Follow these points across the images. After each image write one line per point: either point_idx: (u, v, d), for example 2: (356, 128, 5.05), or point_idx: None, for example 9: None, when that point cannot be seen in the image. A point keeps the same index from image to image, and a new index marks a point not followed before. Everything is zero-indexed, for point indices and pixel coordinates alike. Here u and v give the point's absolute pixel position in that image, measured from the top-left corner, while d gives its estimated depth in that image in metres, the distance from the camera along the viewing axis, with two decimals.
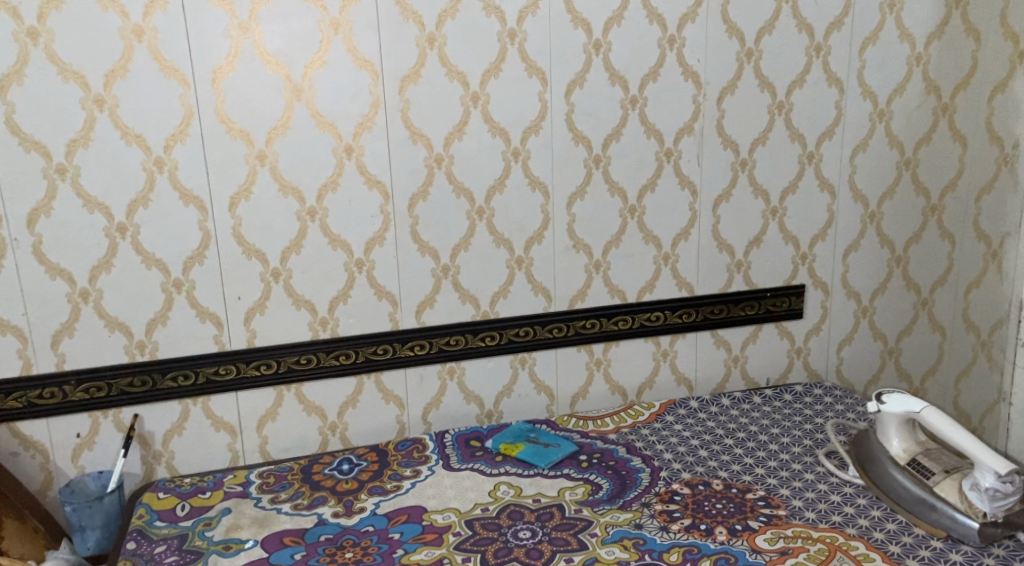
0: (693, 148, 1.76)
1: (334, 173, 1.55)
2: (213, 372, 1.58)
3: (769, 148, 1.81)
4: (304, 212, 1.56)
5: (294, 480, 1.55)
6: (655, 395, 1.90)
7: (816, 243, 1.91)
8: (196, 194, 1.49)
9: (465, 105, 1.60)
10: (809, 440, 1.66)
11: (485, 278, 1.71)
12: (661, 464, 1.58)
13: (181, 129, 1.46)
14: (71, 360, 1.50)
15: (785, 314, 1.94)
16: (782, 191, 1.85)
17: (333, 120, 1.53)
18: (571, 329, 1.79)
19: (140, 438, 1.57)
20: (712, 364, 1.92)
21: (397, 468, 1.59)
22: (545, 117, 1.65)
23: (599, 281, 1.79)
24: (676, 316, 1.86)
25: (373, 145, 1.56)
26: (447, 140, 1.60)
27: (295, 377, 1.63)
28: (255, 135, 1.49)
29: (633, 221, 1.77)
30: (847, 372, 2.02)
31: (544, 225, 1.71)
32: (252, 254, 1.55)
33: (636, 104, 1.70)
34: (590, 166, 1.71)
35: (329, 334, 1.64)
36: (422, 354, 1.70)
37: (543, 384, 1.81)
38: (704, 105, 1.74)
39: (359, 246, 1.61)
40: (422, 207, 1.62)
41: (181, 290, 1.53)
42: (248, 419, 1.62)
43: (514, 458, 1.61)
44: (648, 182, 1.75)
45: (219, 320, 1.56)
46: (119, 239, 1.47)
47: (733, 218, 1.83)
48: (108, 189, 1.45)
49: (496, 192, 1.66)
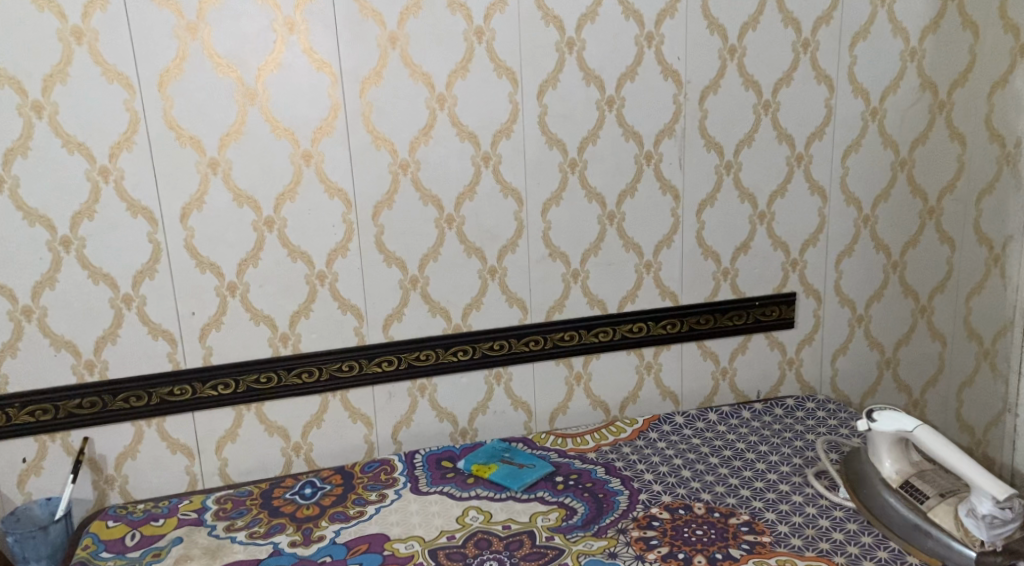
0: (674, 151, 1.67)
1: (292, 181, 1.47)
2: (167, 392, 1.50)
3: (755, 150, 1.72)
4: (260, 222, 1.48)
5: (253, 506, 1.47)
6: (639, 410, 1.81)
7: (807, 248, 1.82)
8: (145, 205, 1.41)
9: (431, 108, 1.51)
10: (799, 458, 1.56)
11: (456, 289, 1.62)
12: (641, 485, 1.49)
13: (127, 137, 1.38)
14: (15, 381, 1.42)
15: (776, 323, 1.85)
16: (770, 194, 1.76)
17: (290, 126, 1.45)
18: (548, 342, 1.70)
19: (91, 463, 1.49)
20: (699, 377, 1.83)
21: (362, 492, 1.50)
22: (517, 120, 1.56)
23: (577, 291, 1.70)
24: (660, 327, 1.77)
25: (332, 151, 1.48)
26: (412, 145, 1.52)
27: (255, 396, 1.55)
28: (206, 141, 1.41)
29: (612, 227, 1.68)
30: (841, 383, 1.93)
31: (518, 234, 1.63)
32: (206, 267, 1.47)
33: (613, 105, 1.61)
34: (566, 171, 1.62)
35: (290, 350, 1.56)
36: (391, 370, 1.62)
37: (520, 400, 1.72)
38: (686, 106, 1.65)
39: (321, 257, 1.53)
40: (387, 215, 1.54)
41: (132, 306, 1.45)
42: (206, 440, 1.54)
43: (486, 481, 1.53)
44: (627, 187, 1.67)
45: (172, 338, 1.48)
46: (63, 253, 1.39)
47: (718, 224, 1.74)
48: (49, 201, 1.37)
49: (466, 199, 1.58)
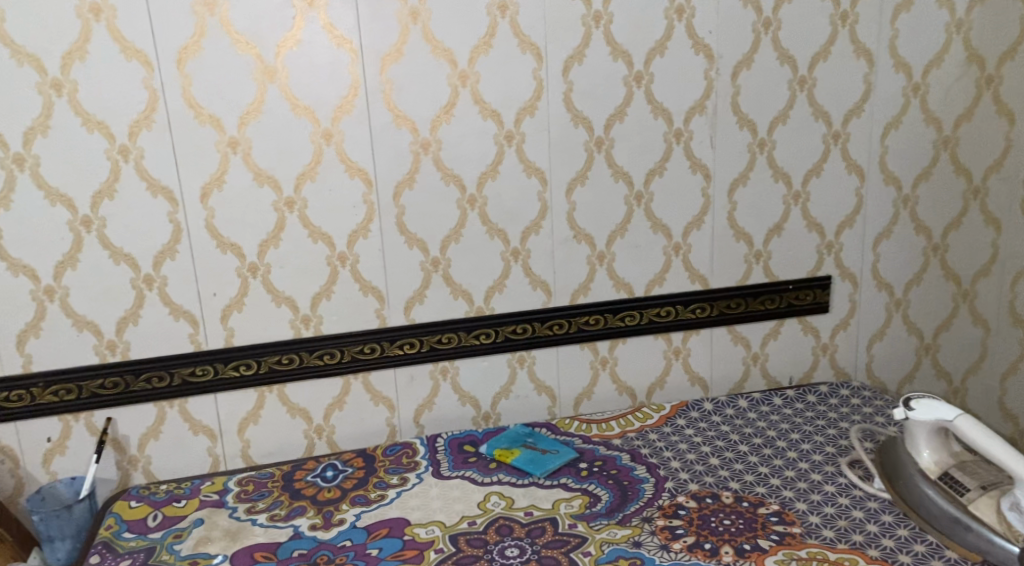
0: (705, 128, 1.61)
1: (313, 160, 1.45)
2: (189, 373, 1.49)
3: (790, 127, 1.65)
4: (281, 202, 1.46)
5: (274, 488, 1.46)
6: (666, 396, 1.77)
7: (844, 230, 1.75)
8: (165, 185, 1.40)
9: (453, 85, 1.47)
10: (832, 447, 1.51)
11: (478, 272, 1.59)
12: (668, 474, 1.45)
13: (146, 115, 1.36)
14: (38, 361, 1.42)
15: (809, 308, 1.79)
16: (805, 174, 1.69)
17: (309, 104, 1.42)
18: (573, 325, 1.67)
19: (114, 443, 1.49)
20: (729, 362, 1.79)
21: (383, 475, 1.49)
22: (541, 97, 1.51)
23: (603, 274, 1.66)
24: (688, 311, 1.72)
25: (352, 130, 1.45)
26: (434, 124, 1.48)
27: (278, 377, 1.54)
28: (226, 120, 1.40)
29: (639, 209, 1.63)
30: (877, 370, 1.87)
31: (542, 215, 1.59)
32: (227, 248, 1.45)
33: (641, 81, 1.55)
34: (591, 150, 1.57)
35: (312, 333, 1.54)
36: (413, 353, 1.60)
37: (544, 385, 1.70)
38: (717, 81, 1.59)
39: (341, 239, 1.50)
40: (408, 196, 1.51)
41: (152, 287, 1.44)
42: (228, 422, 1.54)
43: (509, 466, 1.50)
44: (655, 166, 1.61)
45: (194, 319, 1.48)
46: (84, 234, 1.39)
47: (751, 204, 1.68)
48: (70, 181, 1.36)
49: (488, 179, 1.54)
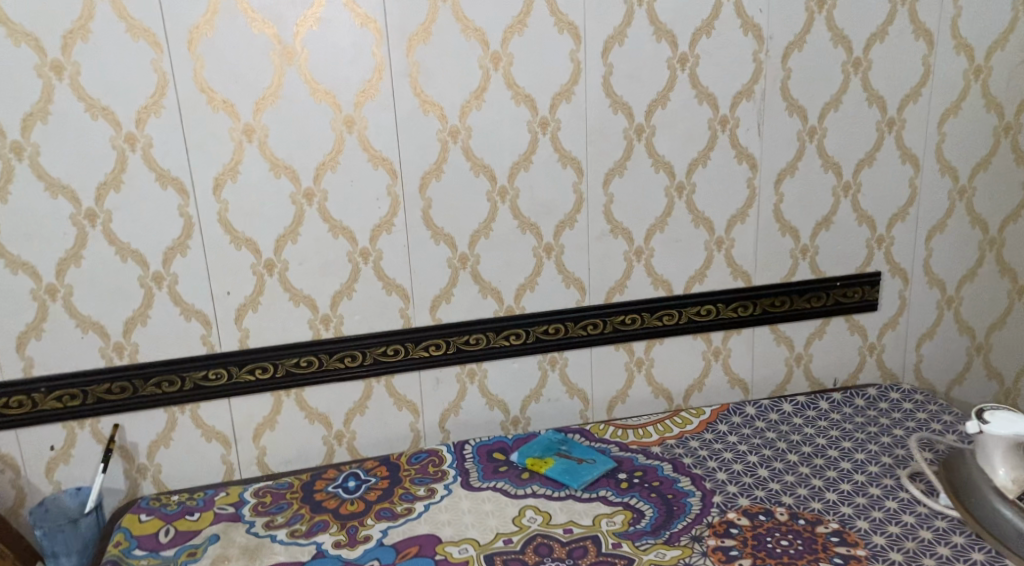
0: (752, 115, 1.50)
1: (334, 149, 1.34)
2: (201, 377, 1.40)
3: (842, 113, 1.54)
4: (299, 194, 1.35)
5: (293, 500, 1.37)
6: (704, 399, 1.68)
7: (895, 224, 1.65)
8: (175, 176, 1.30)
9: (484, 67, 1.36)
10: (889, 457, 1.41)
11: (508, 269, 1.49)
12: (714, 486, 1.35)
13: (155, 100, 1.26)
14: (40, 365, 1.33)
15: (857, 306, 1.69)
16: (857, 164, 1.58)
17: (330, 88, 1.31)
18: (608, 325, 1.57)
19: (122, 451, 1.40)
20: (771, 363, 1.69)
21: (409, 486, 1.39)
22: (578, 81, 1.40)
23: (640, 270, 1.55)
24: (730, 310, 1.62)
25: (377, 117, 1.34)
26: (463, 110, 1.37)
27: (296, 380, 1.44)
28: (241, 106, 1.29)
29: (681, 201, 1.52)
30: (926, 371, 1.77)
31: (577, 208, 1.48)
32: (242, 244, 1.35)
33: (686, 64, 1.44)
34: (631, 138, 1.46)
35: (332, 334, 1.44)
36: (438, 355, 1.50)
37: (576, 388, 1.60)
38: (767, 64, 1.47)
39: (364, 234, 1.40)
40: (435, 188, 1.40)
41: (162, 285, 1.34)
42: (243, 428, 1.45)
43: (543, 477, 1.41)
44: (699, 155, 1.50)
45: (206, 319, 1.38)
46: (88, 228, 1.29)
47: (799, 196, 1.58)
48: (72, 171, 1.26)
49: (521, 169, 1.43)
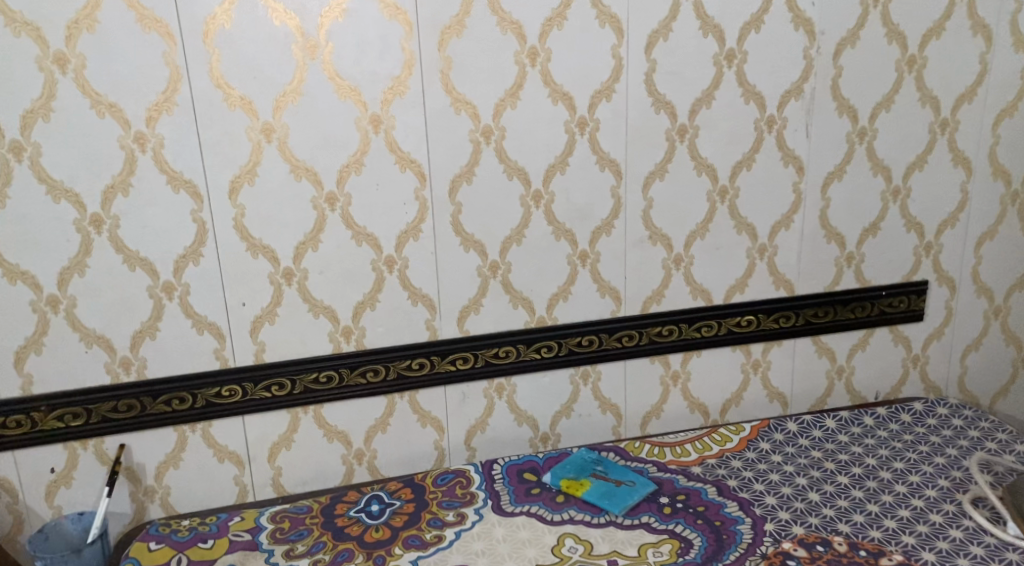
0: (800, 115, 1.41)
1: (359, 150, 1.25)
2: (214, 394, 1.30)
3: (894, 114, 1.45)
4: (321, 198, 1.26)
5: (313, 526, 1.28)
6: (741, 414, 1.59)
7: (944, 230, 1.56)
8: (188, 178, 1.20)
9: (521, 63, 1.27)
10: (945, 480, 1.33)
11: (541, 278, 1.40)
12: (765, 512, 1.27)
13: (167, 97, 1.16)
14: (41, 381, 1.23)
15: (902, 316, 1.60)
16: (907, 167, 1.50)
17: (356, 84, 1.22)
18: (644, 337, 1.48)
19: (128, 473, 1.30)
20: (811, 376, 1.60)
21: (437, 511, 1.30)
22: (619, 78, 1.31)
23: (679, 279, 1.46)
24: (772, 320, 1.53)
25: (405, 115, 1.25)
26: (497, 109, 1.28)
27: (314, 397, 1.35)
28: (259, 104, 1.19)
29: (723, 206, 1.43)
30: (970, 384, 1.68)
31: (614, 213, 1.39)
32: (259, 252, 1.26)
33: (733, 61, 1.35)
34: (673, 139, 1.37)
35: (353, 347, 1.35)
36: (466, 369, 1.41)
37: (609, 403, 1.51)
38: (818, 61, 1.38)
39: (389, 240, 1.31)
40: (466, 191, 1.31)
41: (173, 296, 1.25)
42: (258, 447, 1.35)
43: (579, 500, 1.32)
44: (744, 157, 1.41)
45: (220, 332, 1.28)
46: (93, 235, 1.19)
47: (846, 201, 1.49)
48: (76, 173, 1.16)
49: (556, 172, 1.34)
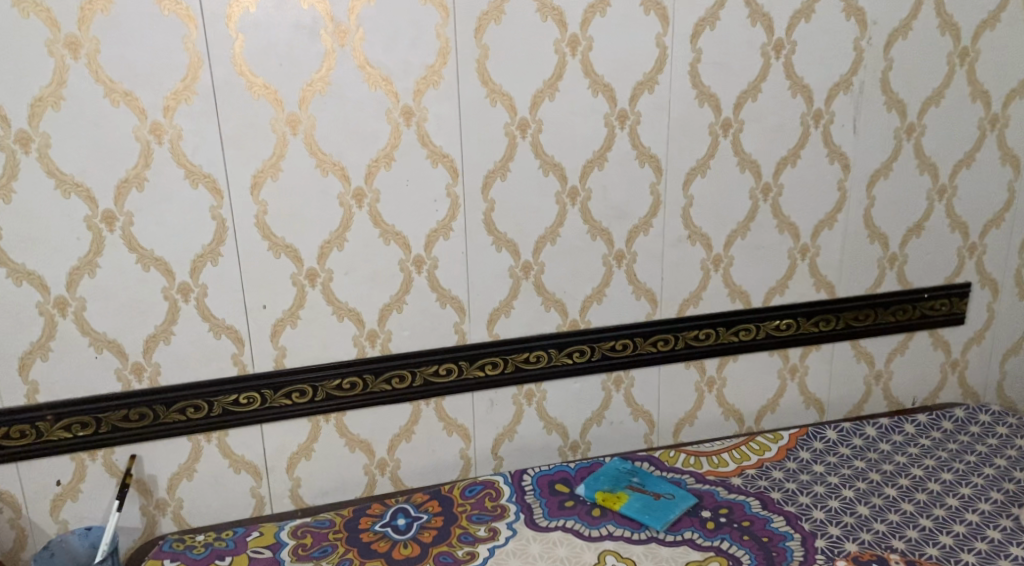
0: (848, 109, 1.35)
1: (389, 144, 1.18)
2: (231, 402, 1.22)
3: (943, 109, 1.40)
4: (348, 194, 1.19)
5: (337, 542, 1.20)
6: (777, 421, 1.53)
7: (989, 231, 1.50)
8: (208, 173, 1.13)
9: (561, 52, 1.21)
10: (998, 492, 1.28)
11: (575, 279, 1.33)
12: (814, 527, 1.21)
13: (186, 85, 1.09)
14: (47, 390, 1.15)
15: (943, 319, 1.54)
16: (954, 165, 1.44)
17: (388, 73, 1.15)
18: (680, 341, 1.41)
19: (139, 485, 1.22)
20: (850, 382, 1.54)
21: (467, 526, 1.23)
22: (663, 69, 1.25)
23: (718, 280, 1.40)
24: (811, 324, 1.47)
25: (437, 107, 1.18)
26: (536, 100, 1.22)
27: (337, 405, 1.27)
28: (285, 93, 1.12)
29: (766, 204, 1.37)
30: (1008, 389, 1.63)
31: (653, 211, 1.32)
32: (281, 251, 1.19)
33: (781, 51, 1.29)
34: (717, 133, 1.31)
35: (379, 351, 1.28)
36: (495, 375, 1.34)
37: (641, 409, 1.44)
38: (868, 53, 1.33)
39: (418, 240, 1.24)
40: (499, 188, 1.24)
41: (189, 298, 1.17)
42: (276, 458, 1.28)
43: (617, 515, 1.25)
44: (788, 153, 1.35)
45: (239, 336, 1.21)
46: (105, 233, 1.11)
47: (891, 200, 1.43)
48: (88, 166, 1.08)
49: (594, 168, 1.28)
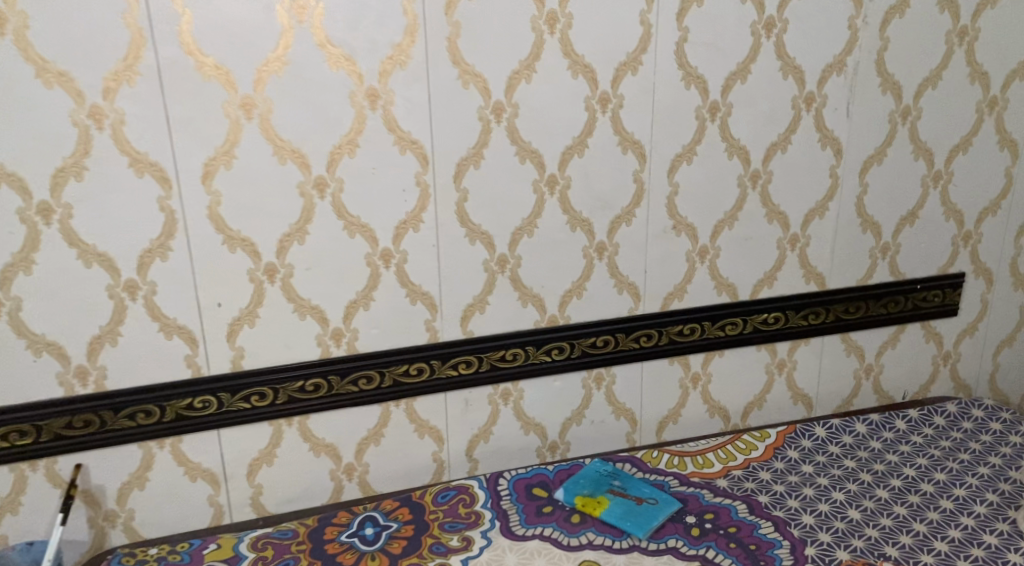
0: (842, 92, 1.28)
1: (353, 129, 1.10)
2: (184, 407, 1.14)
3: (940, 92, 1.33)
4: (309, 183, 1.10)
5: (299, 554, 1.12)
6: (764, 417, 1.47)
7: (984, 219, 1.45)
8: (154, 161, 1.04)
9: (538, 30, 1.12)
10: (993, 494, 1.23)
11: (554, 272, 1.26)
12: (803, 534, 1.15)
13: (128, 64, 0.99)
14: None
15: (936, 311, 1.49)
16: (950, 150, 1.38)
17: (351, 52, 1.06)
18: (664, 337, 1.35)
19: (86, 496, 1.14)
20: (839, 376, 1.48)
21: (440, 535, 1.16)
22: (647, 48, 1.17)
23: (703, 272, 1.33)
24: (800, 317, 1.41)
25: (405, 89, 1.10)
26: (511, 82, 1.14)
27: (299, 408, 1.19)
28: (238, 73, 1.03)
29: (754, 192, 1.30)
30: (1001, 382, 1.58)
31: (636, 201, 1.25)
32: (237, 245, 1.10)
33: (772, 30, 1.21)
34: (704, 118, 1.23)
35: (344, 351, 1.20)
36: (469, 374, 1.26)
37: (623, 408, 1.38)
38: (864, 32, 1.26)
39: (386, 232, 1.16)
40: (473, 176, 1.16)
41: (137, 296, 1.08)
42: (235, 464, 1.20)
43: (597, 522, 1.19)
44: (779, 139, 1.28)
45: (192, 337, 1.12)
46: (41, 227, 1.02)
47: (884, 187, 1.37)
48: (20, 154, 0.99)
49: (574, 154, 1.20)
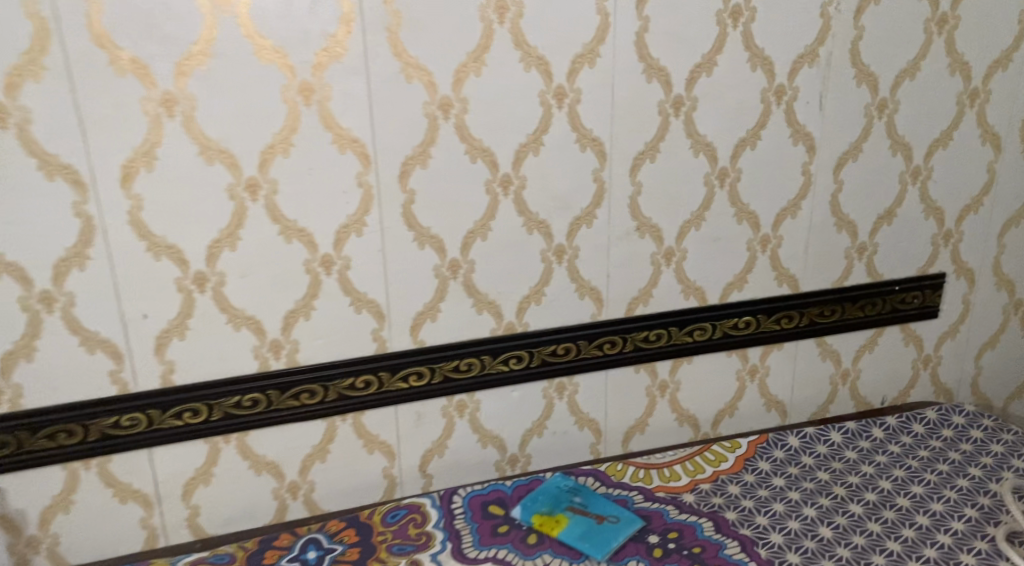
0: (814, 84, 1.21)
1: (286, 127, 1.02)
2: (110, 425, 1.06)
3: (919, 83, 1.26)
4: (240, 185, 1.02)
5: None
6: (736, 426, 1.40)
7: (966, 217, 1.38)
8: (66, 163, 0.95)
9: (487, 19, 1.04)
10: (972, 509, 1.17)
11: (510, 277, 1.18)
12: (771, 554, 1.09)
13: (32, 58, 0.91)
14: None
15: (915, 313, 1.42)
16: (930, 145, 1.31)
17: (281, 43, 0.98)
18: (629, 344, 1.28)
19: (5, 522, 1.06)
20: (814, 382, 1.42)
21: (386, 559, 1.09)
22: (605, 39, 1.10)
23: (670, 276, 1.26)
24: (772, 321, 1.34)
25: (343, 83, 1.02)
26: (459, 75, 1.06)
27: (236, 425, 1.12)
28: (156, 67, 0.95)
29: (723, 190, 1.23)
30: (983, 385, 1.52)
31: (596, 201, 1.18)
32: (162, 252, 1.02)
33: (740, 19, 1.14)
34: (668, 112, 1.16)
35: (284, 364, 1.12)
36: (421, 386, 1.19)
37: (587, 418, 1.31)
38: (837, 20, 1.18)
39: (326, 237, 1.08)
40: (420, 176, 1.09)
41: (53, 309, 1.00)
42: (168, 485, 1.12)
43: (555, 542, 1.12)
44: (748, 134, 1.21)
45: (116, 351, 1.04)
46: None
47: (860, 185, 1.30)
48: None
49: (529, 152, 1.12)
